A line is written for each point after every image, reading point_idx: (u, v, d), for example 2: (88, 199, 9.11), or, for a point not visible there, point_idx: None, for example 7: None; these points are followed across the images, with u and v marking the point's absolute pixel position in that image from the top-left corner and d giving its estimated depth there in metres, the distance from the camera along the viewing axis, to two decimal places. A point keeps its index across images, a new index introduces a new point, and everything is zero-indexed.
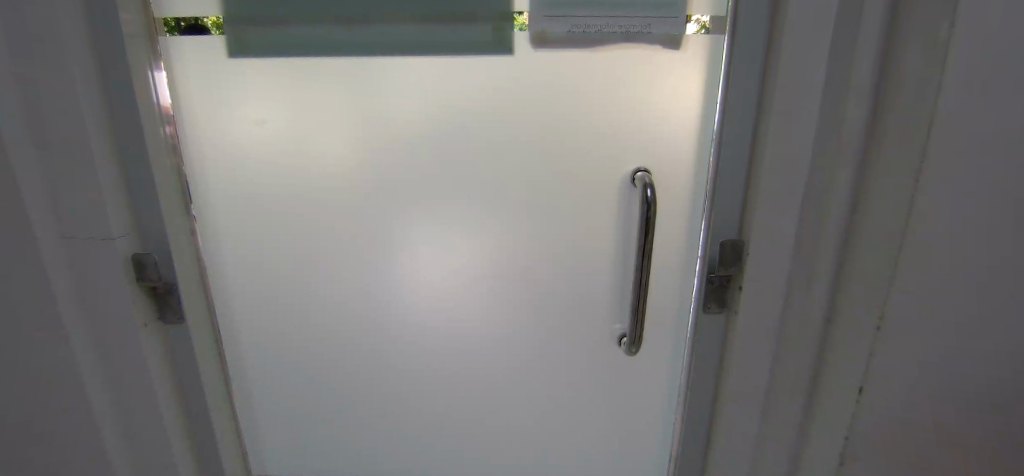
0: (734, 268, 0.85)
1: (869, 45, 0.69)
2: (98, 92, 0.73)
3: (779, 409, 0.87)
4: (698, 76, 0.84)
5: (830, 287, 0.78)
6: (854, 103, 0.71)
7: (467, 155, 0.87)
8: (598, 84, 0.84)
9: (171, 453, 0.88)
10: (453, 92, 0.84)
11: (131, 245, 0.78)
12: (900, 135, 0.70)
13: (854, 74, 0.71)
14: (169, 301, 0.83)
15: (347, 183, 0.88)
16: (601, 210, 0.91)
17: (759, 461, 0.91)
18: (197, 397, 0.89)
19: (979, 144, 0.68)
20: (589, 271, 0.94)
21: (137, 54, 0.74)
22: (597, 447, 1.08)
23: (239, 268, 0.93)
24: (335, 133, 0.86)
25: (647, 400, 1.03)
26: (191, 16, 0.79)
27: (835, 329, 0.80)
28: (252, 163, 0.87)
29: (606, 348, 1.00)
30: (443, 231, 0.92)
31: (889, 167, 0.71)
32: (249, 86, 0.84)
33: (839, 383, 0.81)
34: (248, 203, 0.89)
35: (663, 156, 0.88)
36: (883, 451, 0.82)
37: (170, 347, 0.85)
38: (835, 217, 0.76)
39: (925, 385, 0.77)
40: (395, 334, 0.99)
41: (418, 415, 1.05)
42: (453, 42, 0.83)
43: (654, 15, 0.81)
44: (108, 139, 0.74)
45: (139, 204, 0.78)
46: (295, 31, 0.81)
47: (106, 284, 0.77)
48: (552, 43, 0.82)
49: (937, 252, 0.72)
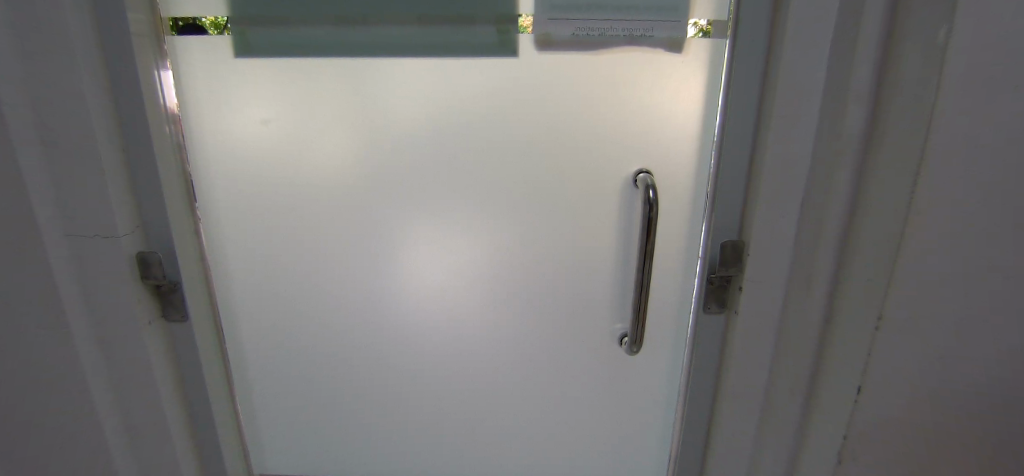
0: (734, 268, 0.88)
1: (868, 49, 0.71)
2: (105, 91, 0.74)
3: (777, 405, 0.89)
4: (699, 79, 0.85)
5: (829, 286, 0.80)
6: (853, 105, 0.73)
7: (468, 155, 0.88)
8: (598, 86, 0.85)
9: (173, 450, 0.88)
10: (456, 93, 0.85)
11: (135, 242, 0.79)
12: (899, 137, 0.71)
13: (854, 76, 0.73)
14: (173, 299, 0.84)
15: (351, 183, 0.88)
16: (603, 211, 0.92)
17: (758, 459, 0.93)
18: (200, 395, 0.90)
19: (980, 146, 0.68)
20: (590, 271, 0.95)
21: (144, 55, 0.76)
22: (597, 447, 1.09)
23: (243, 267, 0.93)
24: (339, 133, 0.87)
25: (647, 399, 1.04)
26: (191, 16, 0.80)
27: (833, 327, 0.81)
28: (255, 162, 0.88)
29: (606, 347, 1.00)
30: (445, 230, 0.92)
31: (888, 169, 0.72)
32: (252, 87, 0.84)
33: (836, 383, 0.81)
34: (251, 202, 0.89)
35: (665, 157, 0.89)
36: (881, 451, 0.82)
37: (172, 343, 0.86)
38: (834, 218, 0.77)
39: (922, 386, 0.78)
40: (394, 334, 0.99)
41: (419, 416, 1.06)
42: (456, 43, 0.83)
43: (656, 19, 0.82)
44: (113, 137, 0.75)
45: (145, 202, 0.79)
46: (302, 31, 0.82)
47: (111, 281, 0.78)
48: (557, 45, 0.83)
49: (937, 253, 0.72)
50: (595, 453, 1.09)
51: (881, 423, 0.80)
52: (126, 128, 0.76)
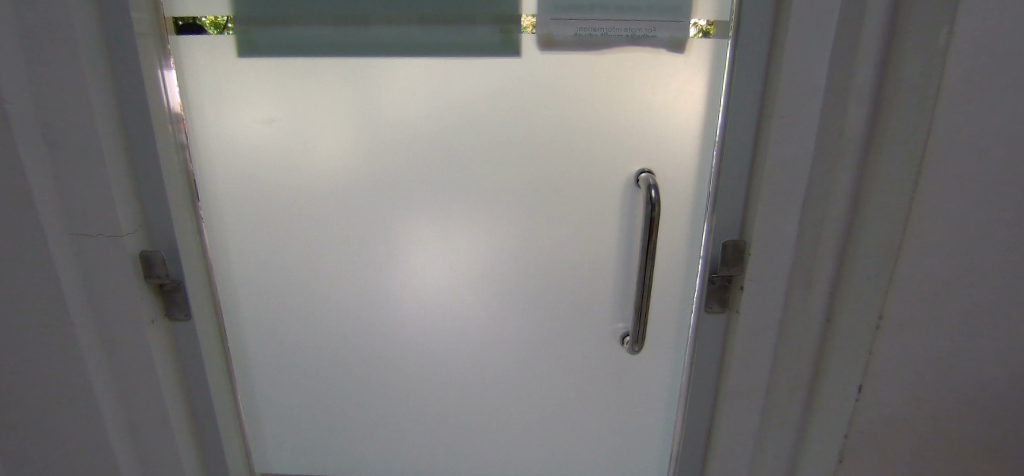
0: (736, 268, 0.87)
1: (869, 51, 0.72)
2: (109, 91, 0.74)
3: (780, 403, 0.90)
4: (701, 79, 0.85)
5: (830, 285, 0.81)
6: (854, 106, 0.74)
7: (471, 155, 0.88)
8: (603, 86, 0.85)
9: (176, 449, 0.88)
10: (460, 93, 0.85)
11: (138, 241, 0.79)
12: (900, 138, 0.71)
13: (855, 77, 0.73)
14: (176, 298, 0.84)
15: (354, 183, 0.89)
16: (605, 210, 0.92)
17: (760, 456, 0.94)
18: (202, 393, 0.90)
19: (979, 148, 0.69)
20: (593, 270, 0.95)
21: (148, 54, 0.76)
22: (598, 446, 1.09)
23: (245, 267, 0.93)
24: (342, 134, 0.87)
25: (649, 399, 1.04)
26: (190, 16, 0.80)
27: (834, 326, 0.82)
28: (258, 162, 0.88)
29: (608, 347, 1.00)
30: (449, 231, 0.93)
31: (889, 170, 0.73)
32: (256, 87, 0.85)
33: (837, 381, 0.82)
34: (254, 202, 0.89)
35: (667, 157, 0.89)
36: (882, 449, 0.83)
37: (176, 342, 0.87)
38: (835, 217, 0.78)
39: (923, 384, 0.78)
40: (396, 334, 0.99)
41: (421, 416, 1.06)
42: (460, 43, 0.83)
43: (659, 19, 0.82)
44: (118, 137, 0.75)
45: (149, 201, 0.79)
46: (305, 31, 0.82)
47: (114, 281, 0.78)
48: (560, 45, 0.83)
49: (937, 253, 0.72)
50: (595, 452, 1.09)
51: (888, 421, 0.81)
52: (130, 126, 0.76)
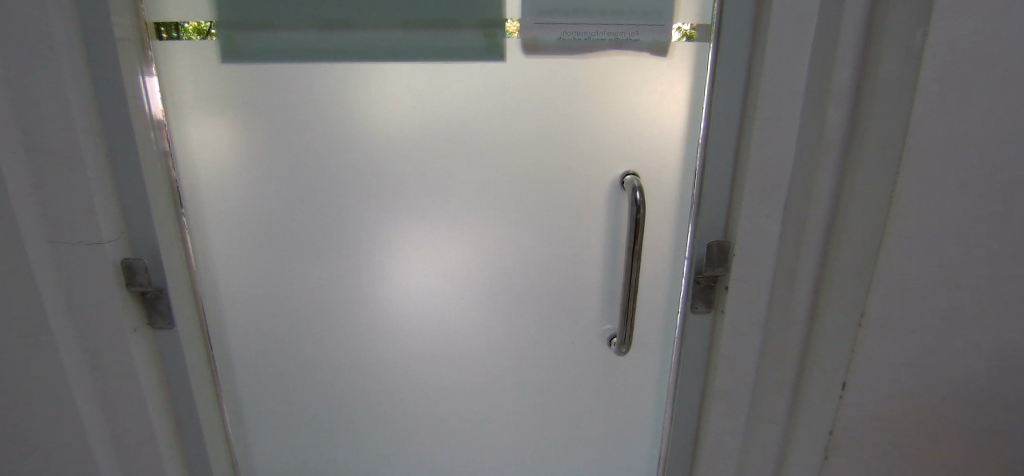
0: (721, 268, 0.89)
1: (846, 56, 0.73)
2: (91, 98, 0.74)
3: (767, 401, 0.91)
4: (683, 81, 0.86)
5: (814, 283, 0.82)
6: (833, 108, 0.75)
7: (461, 157, 0.88)
8: (589, 89, 0.86)
9: (160, 456, 0.87)
10: (449, 96, 0.85)
11: (120, 250, 0.79)
12: (875, 140, 0.73)
13: (834, 80, 0.75)
14: (157, 306, 0.83)
15: (342, 187, 0.88)
16: (591, 213, 0.93)
17: (747, 452, 0.95)
18: (186, 400, 0.89)
19: (951, 150, 0.71)
20: (580, 270, 0.96)
21: (129, 61, 0.75)
22: (589, 449, 1.09)
23: (229, 273, 0.91)
24: (327, 139, 0.86)
25: (639, 399, 1.05)
26: (172, 22, 0.79)
27: (817, 324, 0.83)
28: (240, 167, 0.86)
29: (596, 349, 1.01)
30: (437, 235, 0.92)
31: (863, 171, 0.75)
32: (239, 92, 0.83)
33: (822, 378, 0.83)
34: (240, 208, 0.88)
35: (651, 159, 0.90)
36: (866, 444, 0.85)
37: (159, 350, 0.86)
38: (817, 217, 0.80)
39: (904, 378, 0.81)
40: (387, 340, 0.98)
41: (410, 426, 1.04)
42: (445, 47, 0.83)
43: (641, 23, 0.83)
44: (100, 143, 0.75)
45: (128, 207, 0.78)
46: (291, 36, 0.81)
47: (95, 289, 0.77)
48: (545, 49, 0.84)
49: (913, 251, 0.75)
50: (584, 455, 1.09)
51: (871, 417, 0.83)
52: (111, 133, 0.75)
